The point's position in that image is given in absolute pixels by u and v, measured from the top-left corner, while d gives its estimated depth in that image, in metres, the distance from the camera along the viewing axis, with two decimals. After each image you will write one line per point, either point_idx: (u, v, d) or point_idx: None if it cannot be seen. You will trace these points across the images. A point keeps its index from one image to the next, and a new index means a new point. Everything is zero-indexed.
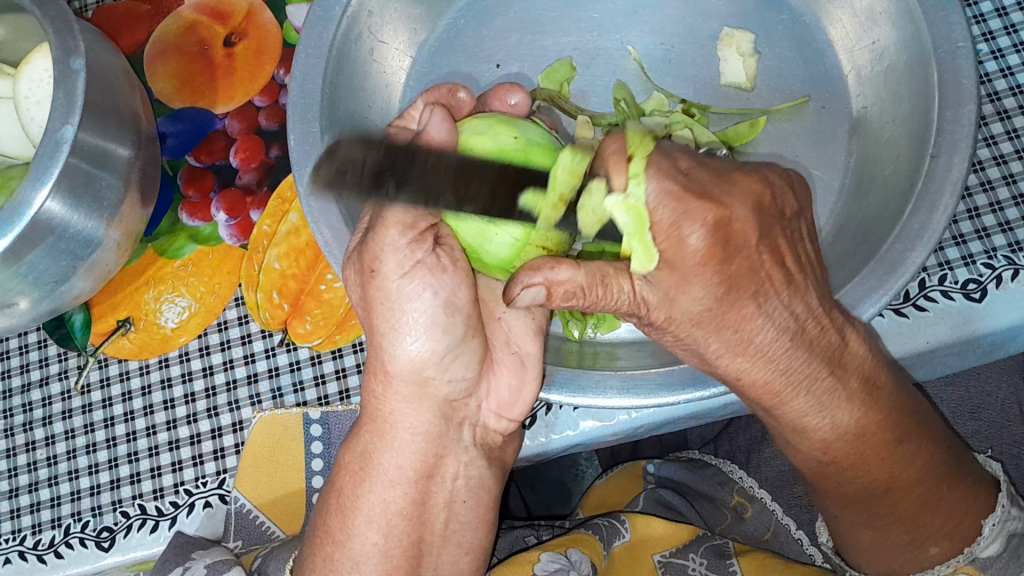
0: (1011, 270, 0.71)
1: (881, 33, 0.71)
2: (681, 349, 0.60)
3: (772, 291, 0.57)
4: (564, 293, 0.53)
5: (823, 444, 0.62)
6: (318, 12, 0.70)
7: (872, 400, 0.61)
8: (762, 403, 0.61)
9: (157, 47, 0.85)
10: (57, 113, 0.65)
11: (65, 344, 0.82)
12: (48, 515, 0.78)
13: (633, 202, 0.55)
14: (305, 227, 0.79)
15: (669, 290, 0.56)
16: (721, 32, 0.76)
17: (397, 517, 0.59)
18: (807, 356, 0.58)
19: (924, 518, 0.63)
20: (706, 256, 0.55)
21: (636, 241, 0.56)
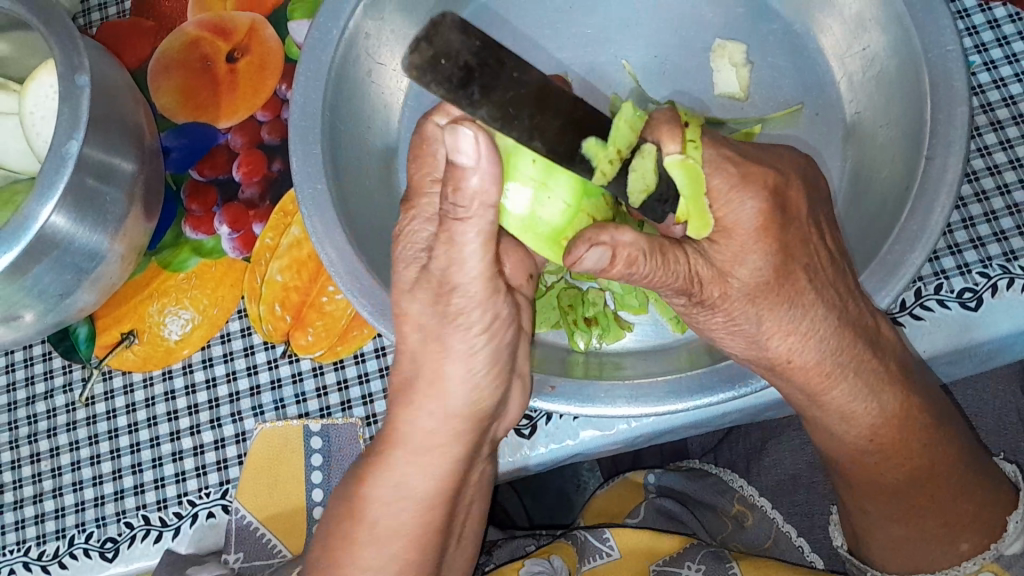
0: (1006, 279, 0.71)
1: (871, 38, 0.72)
2: (732, 335, 0.60)
3: (821, 266, 0.59)
4: (628, 257, 0.52)
5: (870, 431, 0.62)
6: (316, 35, 0.71)
7: (909, 383, 0.62)
8: (806, 389, 0.61)
9: (162, 62, 0.87)
10: (63, 128, 0.66)
11: (70, 357, 0.83)
12: (52, 527, 0.79)
13: (693, 163, 0.56)
14: (307, 239, 0.80)
15: (725, 266, 0.57)
16: (714, 43, 0.77)
17: (407, 527, 0.60)
18: (854, 336, 0.60)
19: (954, 505, 0.63)
20: (763, 224, 0.56)
21: (694, 206, 0.56)
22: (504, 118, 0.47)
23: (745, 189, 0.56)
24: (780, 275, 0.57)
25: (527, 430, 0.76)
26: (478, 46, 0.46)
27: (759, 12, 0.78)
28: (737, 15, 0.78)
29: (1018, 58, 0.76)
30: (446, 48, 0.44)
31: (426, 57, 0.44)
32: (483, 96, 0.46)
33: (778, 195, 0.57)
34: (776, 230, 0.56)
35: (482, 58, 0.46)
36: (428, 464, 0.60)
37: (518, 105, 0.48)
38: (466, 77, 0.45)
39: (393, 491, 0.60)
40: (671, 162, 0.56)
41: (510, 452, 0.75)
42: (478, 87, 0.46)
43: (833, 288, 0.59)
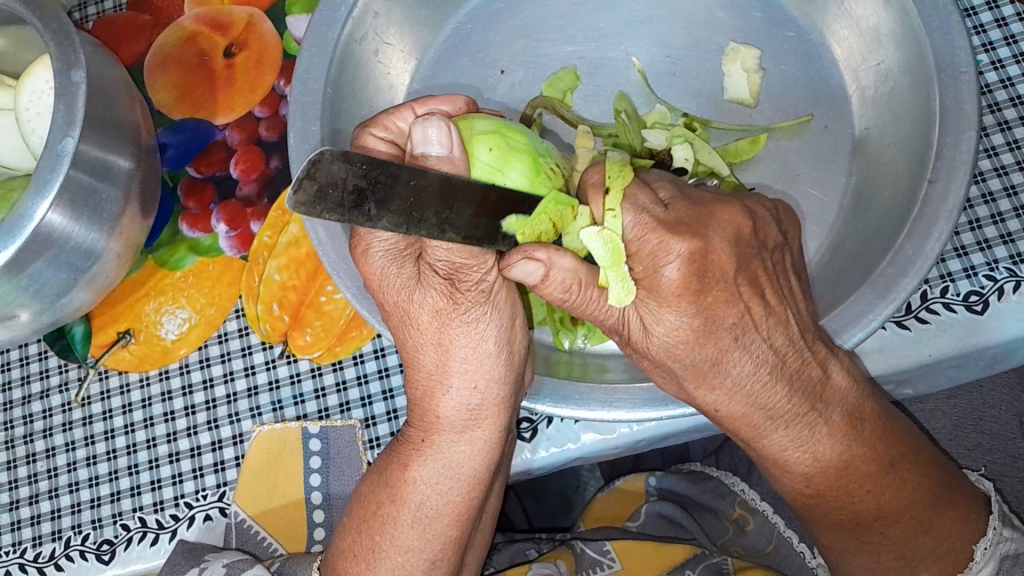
0: (1013, 283, 0.71)
1: (886, 55, 0.71)
2: (660, 374, 0.59)
3: (752, 324, 0.56)
4: (562, 280, 0.54)
5: (807, 477, 0.61)
6: (324, 12, 0.70)
7: (857, 433, 0.59)
8: (741, 438, 0.60)
9: (158, 58, 0.86)
10: (58, 126, 0.65)
11: (66, 356, 0.82)
12: (49, 528, 0.78)
13: (610, 234, 0.55)
14: (305, 238, 0.79)
15: (647, 320, 0.55)
16: (727, 47, 0.76)
17: (449, 511, 0.61)
18: (787, 390, 0.57)
19: (916, 541, 0.62)
20: (681, 288, 0.54)
21: (613, 273, 0.55)
22: (410, 223, 0.45)
23: (660, 255, 0.54)
24: (701, 330, 0.55)
25: (528, 434, 0.75)
26: (366, 169, 0.42)
27: (765, 11, 0.77)
28: (744, 13, 0.77)
29: None
30: (330, 181, 0.41)
31: (312, 195, 0.40)
32: (381, 210, 0.44)
33: (698, 260, 0.54)
34: (693, 293, 0.54)
35: (371, 178, 0.43)
36: (474, 447, 0.60)
37: (423, 206, 0.46)
38: (359, 192, 0.42)
39: (444, 478, 0.60)
40: (587, 233, 0.55)
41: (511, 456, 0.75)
42: (376, 198, 0.43)
43: (784, 329, 0.57)
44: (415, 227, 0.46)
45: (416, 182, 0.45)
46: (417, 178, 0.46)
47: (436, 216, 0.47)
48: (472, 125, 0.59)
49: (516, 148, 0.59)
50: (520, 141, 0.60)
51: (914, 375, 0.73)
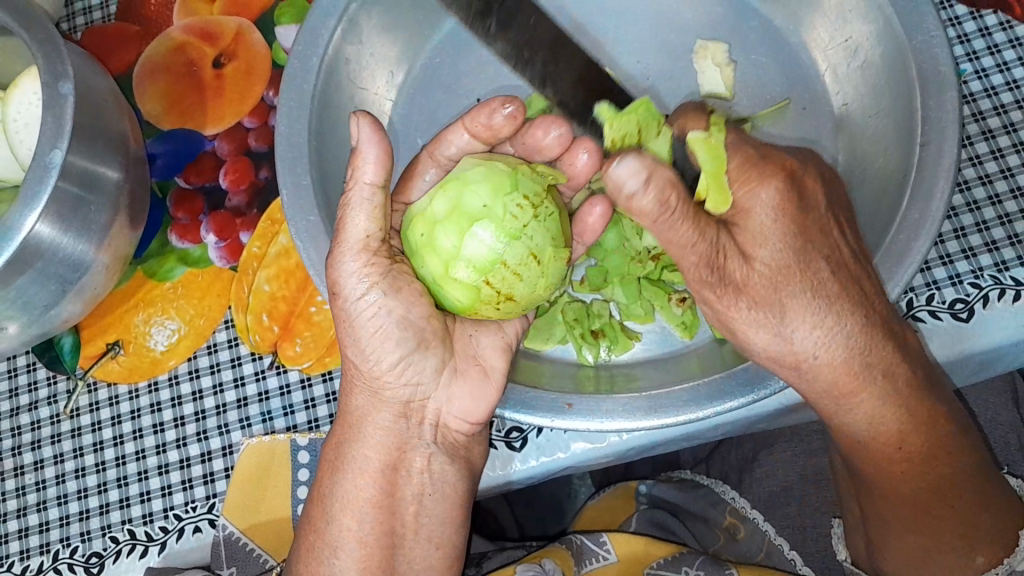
0: (998, 290, 0.71)
1: (854, 30, 0.72)
2: (756, 321, 0.62)
3: (841, 262, 0.62)
4: (662, 200, 0.58)
5: (896, 436, 0.62)
6: (296, 64, 0.70)
7: (935, 389, 0.63)
8: (832, 392, 0.63)
9: (146, 69, 0.86)
10: (46, 138, 0.65)
11: (54, 368, 0.82)
12: (36, 541, 0.78)
13: (715, 143, 0.64)
14: (295, 249, 0.80)
15: (748, 247, 0.61)
16: (695, 45, 0.77)
17: (367, 503, 0.62)
18: (881, 336, 0.62)
19: (978, 518, 0.63)
20: (780, 205, 0.61)
21: (712, 179, 0.63)
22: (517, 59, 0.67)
23: (765, 175, 0.62)
24: (797, 264, 0.61)
25: (518, 443, 0.75)
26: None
27: (746, 20, 0.77)
28: (728, 24, 0.77)
29: (1009, 67, 0.76)
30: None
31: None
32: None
33: (796, 180, 0.63)
34: (791, 213, 0.61)
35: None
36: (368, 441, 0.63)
37: (534, 50, 0.67)
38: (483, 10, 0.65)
39: (336, 461, 0.63)
40: (695, 138, 0.65)
41: (501, 466, 0.75)
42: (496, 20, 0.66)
43: (866, 276, 0.62)
44: (523, 63, 0.67)
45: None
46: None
47: (540, 67, 0.67)
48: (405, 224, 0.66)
49: (411, 244, 0.63)
50: (420, 228, 0.63)
51: None
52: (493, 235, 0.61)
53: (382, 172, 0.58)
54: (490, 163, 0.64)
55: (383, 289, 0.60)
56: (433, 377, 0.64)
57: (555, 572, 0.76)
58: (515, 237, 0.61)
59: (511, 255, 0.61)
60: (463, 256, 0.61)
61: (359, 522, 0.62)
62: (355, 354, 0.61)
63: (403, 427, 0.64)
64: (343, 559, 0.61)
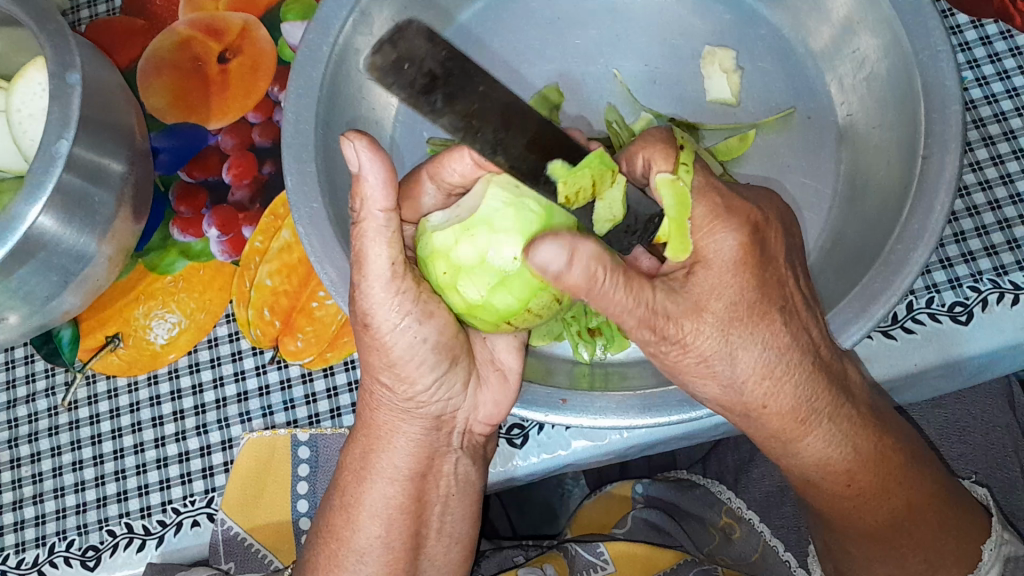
0: (997, 294, 0.72)
1: (862, 42, 0.72)
2: (700, 373, 0.59)
3: (794, 309, 0.59)
4: (586, 266, 0.53)
5: (846, 475, 0.61)
6: (307, 52, 0.71)
7: (884, 426, 0.62)
8: (779, 438, 0.60)
9: (152, 62, 0.86)
10: (53, 127, 0.65)
11: (53, 360, 0.81)
12: (33, 534, 0.77)
13: (680, 186, 0.58)
14: (298, 244, 0.80)
15: (700, 299, 0.57)
16: (703, 50, 0.78)
17: (396, 510, 0.62)
18: (825, 378, 0.59)
19: (938, 542, 0.62)
20: (742, 257, 0.57)
21: (676, 226, 0.58)
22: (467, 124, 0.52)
23: (724, 224, 0.57)
24: (750, 312, 0.57)
25: (519, 440, 0.75)
26: (445, 57, 0.51)
27: (749, 24, 0.78)
28: (734, 30, 0.78)
29: (1009, 74, 0.77)
30: (408, 54, 0.50)
31: (390, 60, 0.49)
32: (447, 105, 0.51)
33: (758, 232, 0.58)
34: (753, 265, 0.57)
35: (447, 68, 0.51)
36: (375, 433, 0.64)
37: (480, 118, 0.53)
38: None
39: (344, 452, 0.65)
40: (660, 179, 0.58)
41: (502, 462, 0.75)
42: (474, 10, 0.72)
43: (809, 330, 0.59)
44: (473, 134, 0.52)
45: (485, 90, 0.53)
46: (487, 86, 0.53)
47: (493, 132, 0.53)
48: (421, 246, 0.61)
49: (432, 280, 0.60)
50: (442, 268, 0.59)
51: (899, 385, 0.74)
52: (519, 291, 0.59)
53: (392, 195, 0.54)
54: (520, 201, 0.59)
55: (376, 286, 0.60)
56: (445, 381, 0.65)
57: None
58: (545, 287, 0.59)
59: (535, 304, 0.60)
60: (490, 304, 0.59)
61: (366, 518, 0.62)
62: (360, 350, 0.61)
63: (434, 437, 0.64)
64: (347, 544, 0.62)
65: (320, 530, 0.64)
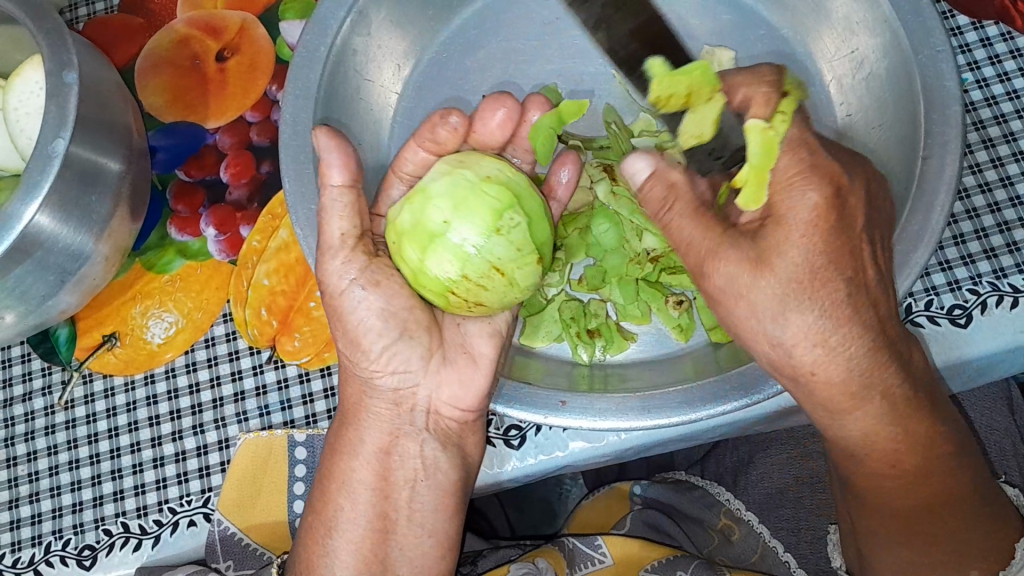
0: (996, 297, 0.72)
1: (860, 41, 0.73)
2: (755, 332, 0.59)
3: (864, 284, 0.57)
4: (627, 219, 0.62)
5: (894, 455, 0.60)
6: (303, 52, 0.70)
7: (937, 409, 0.61)
8: (829, 407, 0.60)
9: (150, 60, 0.86)
10: (50, 126, 0.65)
11: (49, 359, 0.81)
12: (29, 533, 0.77)
13: (771, 137, 0.60)
14: (295, 243, 0.79)
15: (765, 254, 0.57)
16: (702, 52, 0.76)
17: (362, 486, 0.63)
18: (886, 356, 0.58)
19: (971, 534, 0.61)
20: (817, 217, 0.56)
21: (750, 176, 0.60)
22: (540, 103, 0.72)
23: (807, 184, 0.57)
24: (815, 272, 0.56)
25: (516, 441, 0.75)
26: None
27: (750, 25, 0.78)
28: (734, 30, 0.78)
29: (1009, 77, 0.77)
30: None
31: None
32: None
33: (839, 194, 0.57)
34: (830, 227, 0.56)
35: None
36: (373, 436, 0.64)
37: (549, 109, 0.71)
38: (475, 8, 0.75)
39: (337, 444, 0.64)
40: (751, 126, 0.61)
41: (498, 463, 0.75)
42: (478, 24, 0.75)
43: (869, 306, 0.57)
44: None
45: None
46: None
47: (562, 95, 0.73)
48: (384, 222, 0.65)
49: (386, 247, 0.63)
50: (391, 235, 0.62)
51: None
52: (452, 254, 0.60)
53: (348, 172, 0.61)
54: (456, 173, 0.62)
55: (365, 282, 0.62)
56: (422, 364, 0.64)
57: (547, 570, 0.77)
58: (476, 252, 0.60)
59: (471, 271, 0.60)
60: (427, 271, 0.60)
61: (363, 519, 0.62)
62: (355, 352, 0.62)
63: (396, 414, 0.64)
64: (341, 539, 0.62)
65: (310, 522, 0.64)
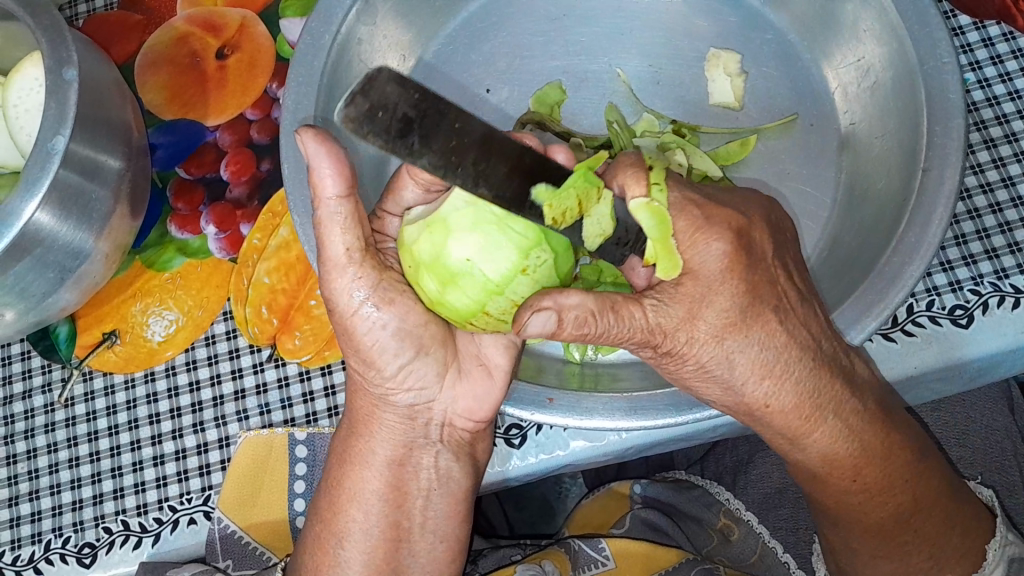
0: (997, 297, 0.72)
1: (868, 51, 0.72)
2: (702, 380, 0.58)
3: (789, 306, 0.58)
4: (576, 319, 0.52)
5: (854, 470, 0.61)
6: (307, 40, 0.70)
7: (888, 420, 0.62)
8: (787, 434, 0.60)
9: (149, 58, 0.85)
10: (49, 124, 0.64)
11: (49, 356, 0.81)
12: (29, 530, 0.77)
13: (657, 206, 0.55)
14: (296, 241, 0.79)
15: (692, 309, 0.55)
16: (708, 53, 0.77)
17: (374, 496, 0.63)
18: (830, 374, 0.59)
19: (946, 537, 0.64)
20: (730, 264, 0.55)
21: (660, 247, 0.56)
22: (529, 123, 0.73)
23: (710, 233, 0.55)
24: (743, 318, 0.56)
25: (517, 440, 0.75)
26: (417, 99, 0.48)
27: (753, 25, 0.78)
28: (742, 34, 0.78)
29: (1011, 76, 0.77)
30: (382, 102, 0.47)
31: (363, 110, 0.46)
32: (423, 146, 0.49)
33: (743, 236, 0.57)
34: (741, 272, 0.56)
35: (421, 110, 0.48)
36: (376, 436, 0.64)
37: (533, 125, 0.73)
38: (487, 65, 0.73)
39: (344, 452, 0.64)
40: (634, 205, 0.56)
41: (499, 462, 0.75)
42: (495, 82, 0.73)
43: (805, 329, 0.58)
44: (452, 171, 0.50)
45: (461, 126, 0.50)
46: (462, 122, 0.50)
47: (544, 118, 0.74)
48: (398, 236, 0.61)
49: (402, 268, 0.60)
50: (407, 259, 0.59)
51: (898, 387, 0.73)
52: (476, 289, 0.57)
53: (343, 181, 0.54)
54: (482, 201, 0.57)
55: (377, 300, 0.58)
56: (437, 380, 0.64)
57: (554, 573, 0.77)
58: (500, 291, 0.57)
59: (493, 306, 0.58)
60: (447, 303, 0.58)
61: (366, 517, 0.63)
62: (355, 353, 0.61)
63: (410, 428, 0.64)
64: (350, 549, 0.62)
65: (317, 532, 0.64)
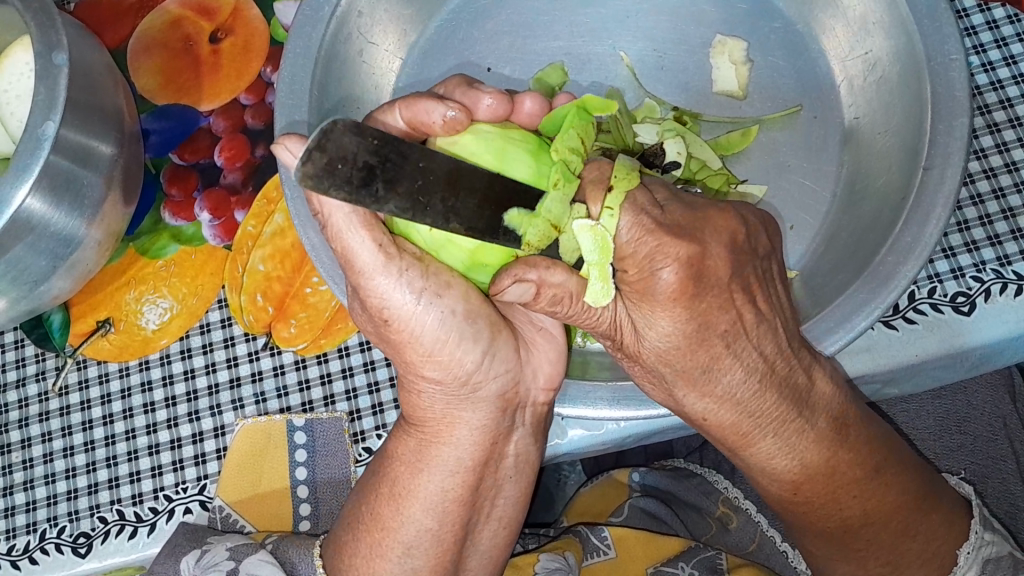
0: (1000, 285, 0.71)
1: (874, 43, 0.71)
2: (650, 381, 0.60)
3: (743, 331, 0.57)
4: (553, 295, 0.54)
5: (793, 484, 0.62)
6: (307, 12, 0.68)
7: (840, 439, 0.61)
8: (728, 445, 0.61)
9: (142, 42, 0.83)
10: (39, 110, 0.63)
11: (43, 345, 0.80)
12: (23, 520, 0.77)
13: (602, 232, 0.54)
14: (291, 228, 0.78)
15: (637, 325, 0.57)
16: (713, 40, 0.76)
17: (453, 503, 0.61)
18: (775, 396, 0.58)
19: (904, 546, 0.64)
20: (676, 292, 0.54)
21: (595, 270, 0.54)
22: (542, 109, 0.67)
23: (658, 259, 0.54)
24: (693, 340, 0.56)
25: None
26: None
27: (759, 9, 0.77)
28: (750, 22, 0.77)
29: (1016, 60, 0.76)
30: None
31: None
32: None
33: (694, 266, 0.54)
34: (687, 299, 0.55)
35: None
36: None
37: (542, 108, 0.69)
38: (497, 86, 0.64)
39: (418, 462, 0.60)
40: (580, 225, 0.54)
41: None
42: None
43: (772, 338, 0.58)
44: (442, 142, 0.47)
45: None
46: None
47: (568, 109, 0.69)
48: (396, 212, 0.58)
49: (420, 242, 0.58)
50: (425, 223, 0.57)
51: (901, 375, 0.73)
52: None
53: None
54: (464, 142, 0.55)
55: (434, 292, 0.54)
56: (517, 357, 0.60)
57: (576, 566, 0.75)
58: None
59: None
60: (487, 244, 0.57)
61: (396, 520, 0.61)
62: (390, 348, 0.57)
63: (500, 418, 0.60)
64: (418, 557, 0.62)
65: (340, 532, 0.64)
